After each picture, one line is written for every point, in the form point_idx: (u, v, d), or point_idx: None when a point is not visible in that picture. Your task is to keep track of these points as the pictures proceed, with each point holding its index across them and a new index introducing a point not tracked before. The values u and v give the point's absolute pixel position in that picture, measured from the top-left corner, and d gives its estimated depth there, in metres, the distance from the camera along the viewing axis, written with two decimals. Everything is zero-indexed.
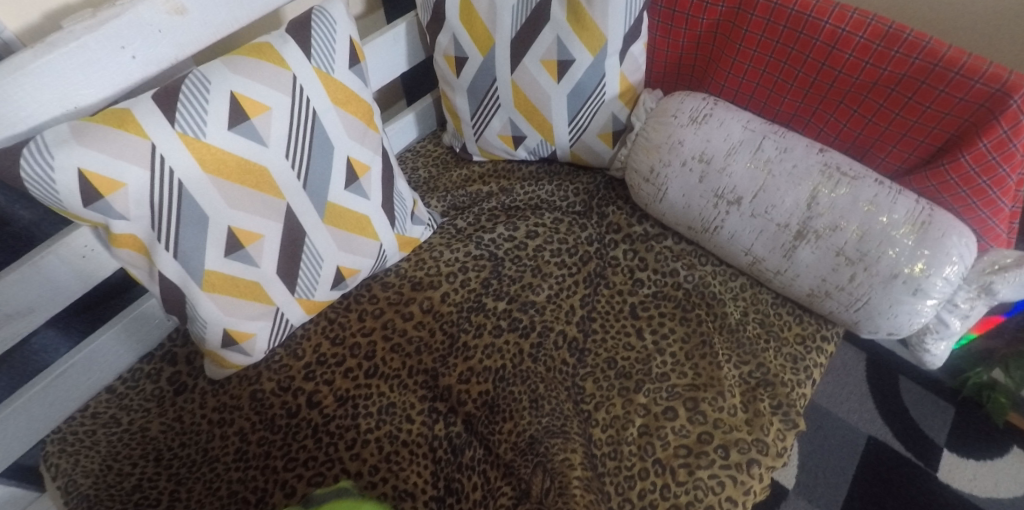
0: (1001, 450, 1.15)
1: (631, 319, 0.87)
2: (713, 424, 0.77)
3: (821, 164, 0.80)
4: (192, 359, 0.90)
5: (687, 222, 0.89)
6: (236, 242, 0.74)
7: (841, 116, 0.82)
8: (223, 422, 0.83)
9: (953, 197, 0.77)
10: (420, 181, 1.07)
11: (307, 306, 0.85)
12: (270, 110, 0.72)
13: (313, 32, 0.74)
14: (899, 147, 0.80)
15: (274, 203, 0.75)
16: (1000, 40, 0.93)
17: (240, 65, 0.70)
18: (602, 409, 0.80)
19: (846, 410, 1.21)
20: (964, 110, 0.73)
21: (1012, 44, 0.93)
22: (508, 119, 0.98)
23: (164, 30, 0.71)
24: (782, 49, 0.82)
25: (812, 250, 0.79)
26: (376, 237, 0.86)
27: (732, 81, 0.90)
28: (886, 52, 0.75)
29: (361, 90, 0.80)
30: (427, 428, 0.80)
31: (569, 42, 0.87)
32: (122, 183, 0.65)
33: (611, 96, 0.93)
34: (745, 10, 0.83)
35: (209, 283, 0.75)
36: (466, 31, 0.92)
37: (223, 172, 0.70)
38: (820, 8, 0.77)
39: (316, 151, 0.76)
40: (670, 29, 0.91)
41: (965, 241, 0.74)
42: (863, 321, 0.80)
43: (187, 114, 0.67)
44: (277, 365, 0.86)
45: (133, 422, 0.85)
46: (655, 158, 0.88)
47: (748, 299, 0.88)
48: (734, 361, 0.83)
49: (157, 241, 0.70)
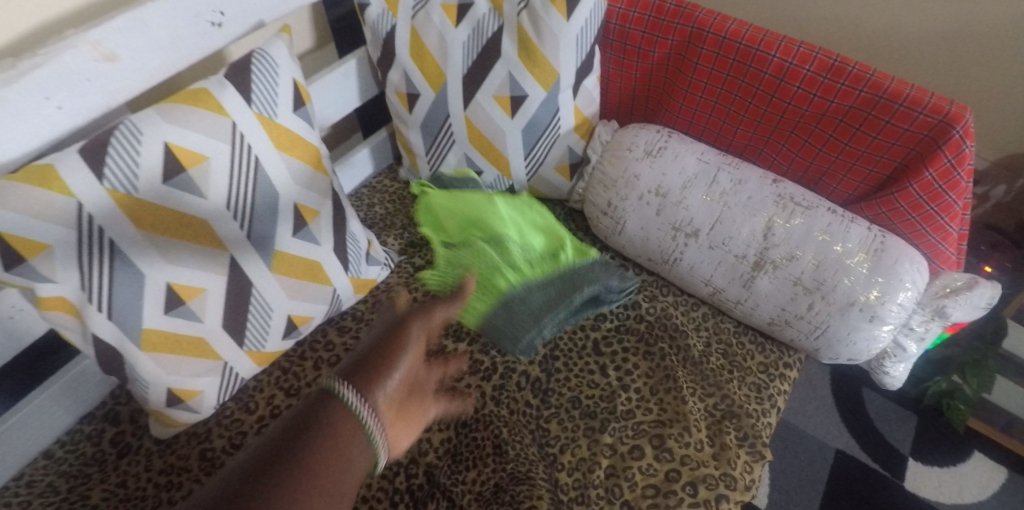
0: (963, 455, 1.12)
1: (594, 355, 0.86)
2: (680, 461, 0.76)
3: (776, 195, 0.80)
4: (136, 418, 0.85)
5: (647, 254, 0.89)
6: (176, 298, 0.71)
7: (793, 146, 0.83)
8: (170, 485, 0.78)
9: (903, 223, 0.78)
10: (376, 217, 1.04)
11: (259, 358, 0.81)
12: (209, 159, 0.69)
13: (253, 76, 0.72)
14: (850, 176, 0.81)
15: (217, 254, 0.72)
16: (934, 67, 0.99)
17: (174, 114, 0.68)
18: (568, 451, 0.78)
19: (813, 424, 1.17)
20: (909, 139, 0.74)
21: (944, 70, 0.99)
22: (463, 153, 0.96)
23: (92, 78, 0.67)
24: (732, 81, 0.83)
25: (770, 280, 0.79)
26: (329, 282, 0.84)
27: (686, 112, 0.90)
28: (832, 84, 0.76)
29: (308, 134, 0.78)
30: (388, 482, 0.76)
31: (522, 78, 0.86)
32: (45, 245, 0.63)
33: (566, 130, 0.92)
34: (695, 43, 0.83)
35: (149, 342, 0.71)
36: (417, 68, 0.90)
37: (159, 228, 0.68)
38: (767, 41, 0.78)
39: (260, 200, 0.74)
40: (623, 61, 0.91)
41: (917, 267, 0.75)
42: (823, 349, 0.80)
43: (117, 169, 0.65)
44: (228, 420, 0.82)
45: (72, 491, 0.78)
46: (613, 193, 0.88)
47: (711, 328, 0.88)
48: (699, 394, 0.82)
49: (89, 303, 0.67)
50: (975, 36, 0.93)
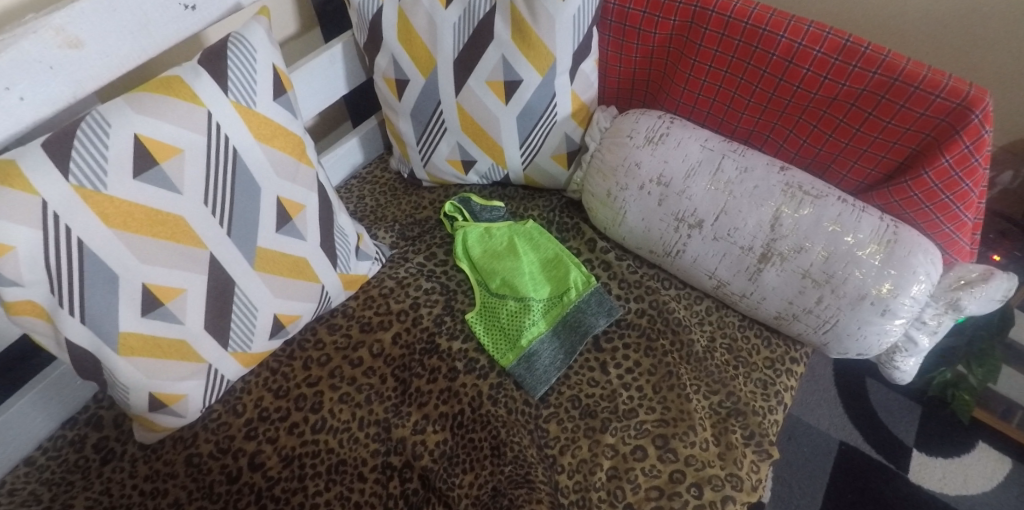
0: (967, 446, 1.09)
1: (594, 352, 0.83)
2: (685, 461, 0.73)
3: (783, 183, 0.76)
4: (120, 422, 0.80)
5: (648, 246, 0.86)
6: (154, 299, 0.67)
7: (801, 132, 0.80)
8: (156, 492, 0.74)
9: (916, 213, 0.75)
10: (366, 210, 1.00)
11: (245, 359, 0.78)
12: (183, 152, 0.66)
13: (230, 61, 0.68)
14: (860, 163, 0.78)
15: (196, 253, 0.69)
16: (939, 46, 0.93)
17: (144, 104, 0.64)
18: (568, 453, 0.75)
19: (817, 416, 1.14)
20: (925, 125, 0.70)
21: (949, 50, 0.93)
22: (455, 143, 0.92)
23: (57, 66, 0.62)
24: (737, 63, 0.79)
25: (777, 272, 0.76)
26: (317, 279, 0.80)
27: (689, 97, 0.86)
28: (844, 66, 0.72)
29: (290, 123, 0.74)
30: (381, 487, 0.73)
31: (516, 62, 0.82)
32: (9, 246, 0.58)
33: (563, 117, 0.89)
34: (698, 23, 0.79)
35: (127, 346, 0.67)
36: (406, 52, 0.85)
37: (131, 226, 0.64)
38: (775, 21, 0.74)
39: (239, 195, 0.70)
40: (622, 44, 0.87)
41: (931, 258, 0.71)
42: (832, 343, 0.77)
43: (84, 165, 0.61)
44: (215, 424, 0.79)
45: (55, 499, 0.74)
46: (612, 182, 0.84)
47: (715, 322, 0.85)
48: (703, 391, 0.79)
49: (60, 306, 0.63)
50: (984, 11, 0.88)
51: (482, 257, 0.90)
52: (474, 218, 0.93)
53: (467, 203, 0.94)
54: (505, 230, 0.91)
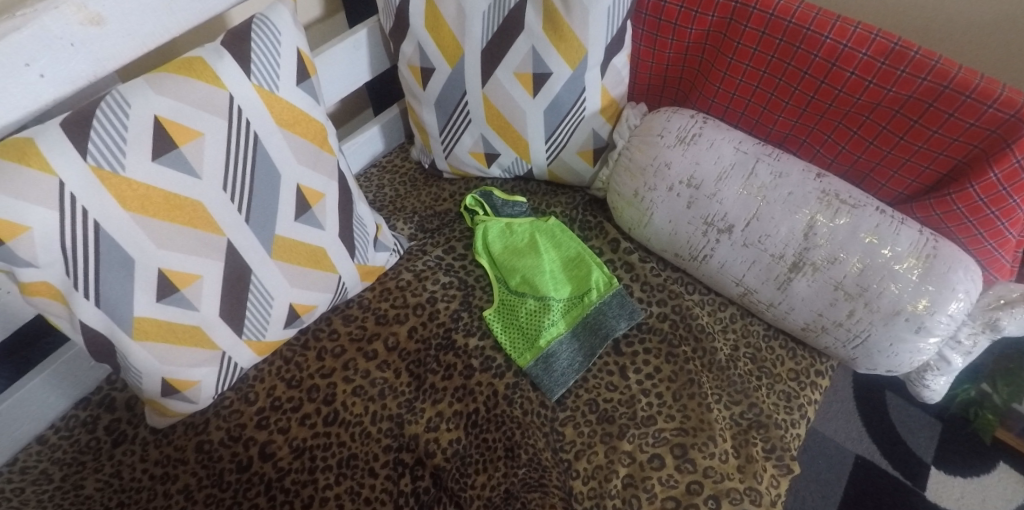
0: (987, 466, 1.06)
1: (613, 355, 0.81)
2: (704, 472, 0.70)
3: (819, 191, 0.74)
4: (132, 404, 0.79)
5: (674, 249, 0.83)
6: (169, 285, 0.66)
7: (839, 138, 0.77)
8: (166, 477, 0.73)
9: (958, 227, 0.71)
10: (385, 200, 0.99)
11: (258, 347, 0.77)
12: (203, 136, 0.64)
13: (253, 44, 0.66)
14: (901, 173, 0.75)
15: (213, 239, 0.68)
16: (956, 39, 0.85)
17: (165, 84, 0.62)
18: (584, 458, 0.74)
19: (834, 428, 1.11)
20: (973, 136, 0.67)
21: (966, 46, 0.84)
22: (480, 135, 0.90)
23: (78, 43, 0.61)
24: (777, 64, 0.76)
25: (808, 283, 0.73)
26: (334, 269, 0.79)
27: (723, 96, 0.84)
28: (891, 71, 0.69)
29: (313, 108, 0.72)
30: (392, 484, 0.72)
31: (546, 54, 0.80)
32: (24, 227, 0.57)
33: (591, 112, 0.86)
34: (738, 20, 0.77)
35: (141, 331, 0.66)
36: (432, 40, 0.83)
37: (148, 209, 0.63)
38: (820, 21, 0.71)
39: (259, 181, 0.69)
40: (656, 39, 0.85)
41: (971, 275, 0.68)
42: (860, 358, 0.74)
43: (102, 146, 0.60)
44: (227, 411, 0.77)
45: (66, 479, 0.73)
46: (640, 182, 0.82)
47: (738, 331, 0.83)
48: (724, 401, 0.77)
49: (75, 289, 0.62)
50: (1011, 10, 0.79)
51: (502, 253, 0.88)
52: (496, 212, 0.91)
53: (489, 197, 0.92)
54: (527, 227, 0.90)
